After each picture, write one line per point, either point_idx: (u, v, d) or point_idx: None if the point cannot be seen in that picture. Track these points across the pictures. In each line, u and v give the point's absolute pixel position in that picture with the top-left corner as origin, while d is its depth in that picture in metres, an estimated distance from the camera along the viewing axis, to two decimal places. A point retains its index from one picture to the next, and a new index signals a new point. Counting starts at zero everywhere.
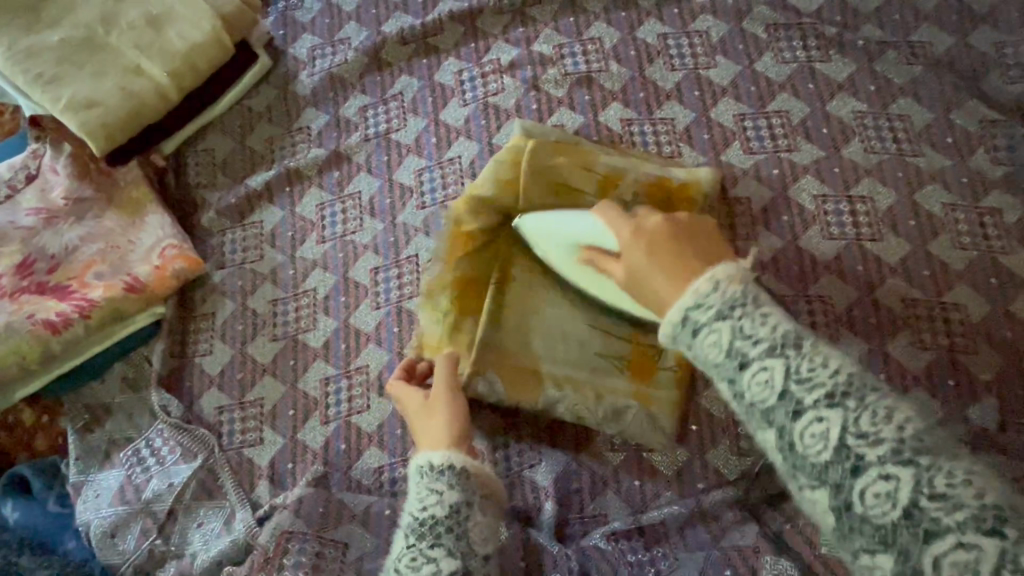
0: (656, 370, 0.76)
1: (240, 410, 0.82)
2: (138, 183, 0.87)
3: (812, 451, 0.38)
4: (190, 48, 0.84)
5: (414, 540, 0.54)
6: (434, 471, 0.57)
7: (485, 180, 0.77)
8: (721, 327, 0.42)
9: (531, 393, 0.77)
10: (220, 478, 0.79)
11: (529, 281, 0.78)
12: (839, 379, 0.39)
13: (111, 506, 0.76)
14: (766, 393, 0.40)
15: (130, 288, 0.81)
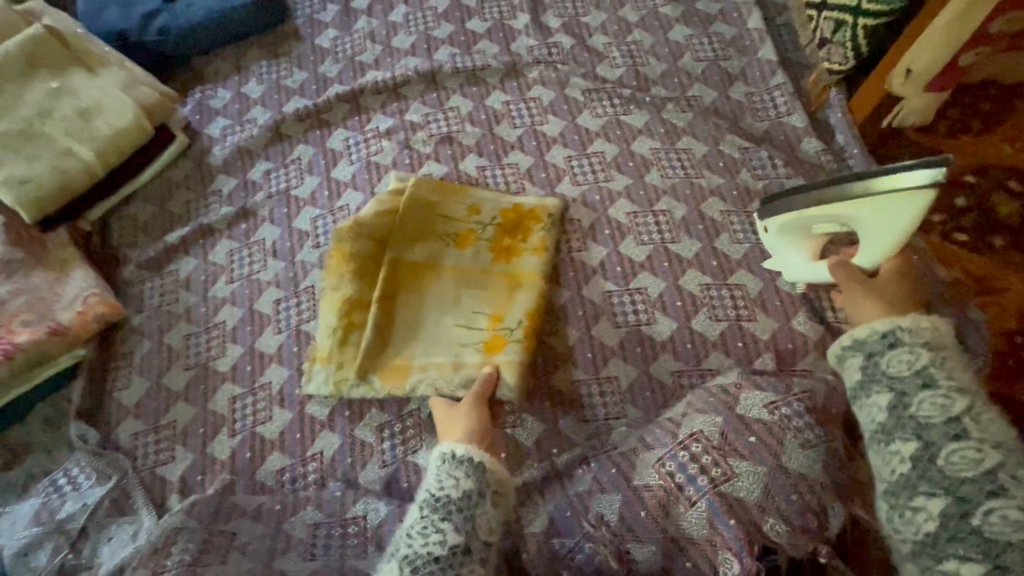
0: (506, 345, 0.91)
1: (155, 434, 0.93)
2: (64, 245, 1.00)
3: (898, 372, 0.66)
4: (114, 131, 1.02)
5: (432, 512, 0.71)
6: (456, 461, 0.74)
7: (375, 212, 0.98)
8: (918, 351, 0.66)
9: (402, 380, 0.90)
10: (133, 495, 0.87)
11: (409, 291, 0.95)
12: (944, 354, 0.66)
13: (26, 529, 0.83)
14: (903, 366, 0.66)
15: (54, 332, 0.92)
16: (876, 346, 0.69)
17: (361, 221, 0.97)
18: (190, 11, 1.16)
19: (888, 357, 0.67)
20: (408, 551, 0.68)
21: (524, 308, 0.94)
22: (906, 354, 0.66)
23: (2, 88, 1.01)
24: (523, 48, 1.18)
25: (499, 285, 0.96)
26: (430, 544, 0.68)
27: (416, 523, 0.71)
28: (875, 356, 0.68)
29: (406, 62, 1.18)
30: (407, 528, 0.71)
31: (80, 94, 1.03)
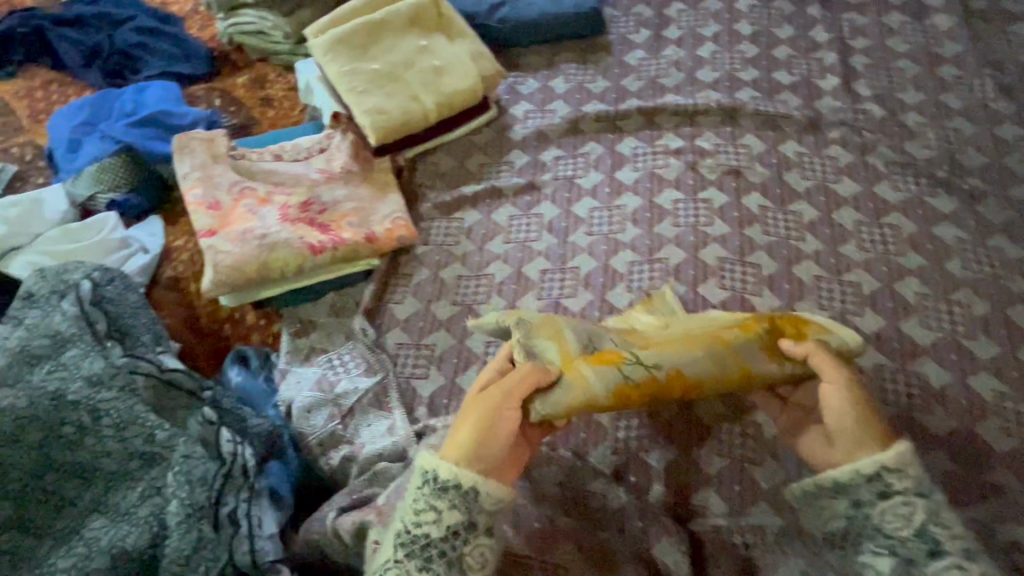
0: (608, 363, 0.76)
1: (415, 350, 1.03)
2: (386, 170, 1.17)
3: (898, 531, 0.65)
4: (456, 91, 1.18)
5: (409, 553, 0.66)
6: (438, 487, 0.67)
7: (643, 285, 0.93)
8: (914, 503, 0.65)
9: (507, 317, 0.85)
10: (390, 395, 0.97)
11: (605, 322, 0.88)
12: (942, 505, 0.65)
13: (310, 390, 0.96)
14: (900, 524, 0.65)
15: (368, 238, 1.07)
16: (863, 490, 0.67)
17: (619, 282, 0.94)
18: (529, 10, 1.32)
19: (878, 506, 0.66)
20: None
21: (695, 370, 0.75)
22: (906, 505, 0.65)
23: (383, 36, 1.21)
24: (828, 107, 1.19)
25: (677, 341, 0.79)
26: None
27: (388, 564, 0.66)
28: (864, 504, 0.67)
29: (707, 93, 1.23)
30: (380, 562, 0.67)
31: (438, 55, 1.21)
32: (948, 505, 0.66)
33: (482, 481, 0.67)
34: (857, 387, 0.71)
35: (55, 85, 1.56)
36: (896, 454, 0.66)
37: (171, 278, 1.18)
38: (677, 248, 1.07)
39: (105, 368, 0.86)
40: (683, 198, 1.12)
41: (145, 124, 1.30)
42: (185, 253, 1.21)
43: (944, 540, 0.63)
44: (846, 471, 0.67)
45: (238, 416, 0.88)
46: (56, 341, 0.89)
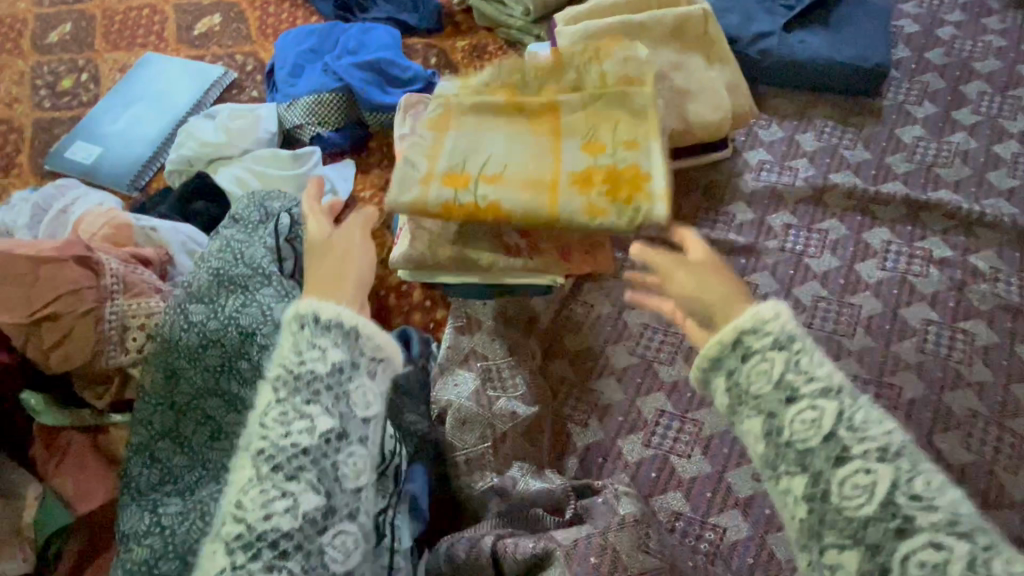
0: (482, 174, 0.95)
1: (579, 390, 0.95)
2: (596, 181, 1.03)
3: (806, 439, 0.51)
4: (698, 121, 1.06)
5: (291, 392, 0.56)
6: (319, 326, 0.57)
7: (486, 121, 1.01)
8: (774, 357, 0.53)
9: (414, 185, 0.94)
10: (543, 433, 0.89)
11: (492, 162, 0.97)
12: (845, 391, 0.52)
13: (467, 399, 0.90)
14: (762, 385, 0.53)
15: (564, 257, 0.99)
16: (731, 361, 0.56)
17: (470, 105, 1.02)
18: (801, 48, 1.15)
19: (744, 369, 0.55)
20: (265, 447, 0.55)
21: (529, 160, 0.97)
22: (765, 361, 0.54)
23: (635, 40, 1.09)
24: None
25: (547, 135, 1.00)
26: (295, 434, 0.55)
27: (272, 408, 0.56)
28: (735, 371, 0.55)
29: (995, 202, 1.02)
30: (259, 414, 0.57)
31: (689, 77, 1.08)
32: (813, 342, 0.55)
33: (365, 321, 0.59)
34: (704, 270, 0.83)
35: (287, 6, 1.60)
36: (757, 313, 0.55)
37: None
38: (915, 379, 0.90)
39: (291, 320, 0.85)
40: (936, 320, 0.94)
41: (364, 67, 1.26)
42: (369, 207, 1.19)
43: (802, 387, 0.52)
44: (706, 347, 0.57)
45: (398, 404, 0.89)
46: (256, 274, 0.89)
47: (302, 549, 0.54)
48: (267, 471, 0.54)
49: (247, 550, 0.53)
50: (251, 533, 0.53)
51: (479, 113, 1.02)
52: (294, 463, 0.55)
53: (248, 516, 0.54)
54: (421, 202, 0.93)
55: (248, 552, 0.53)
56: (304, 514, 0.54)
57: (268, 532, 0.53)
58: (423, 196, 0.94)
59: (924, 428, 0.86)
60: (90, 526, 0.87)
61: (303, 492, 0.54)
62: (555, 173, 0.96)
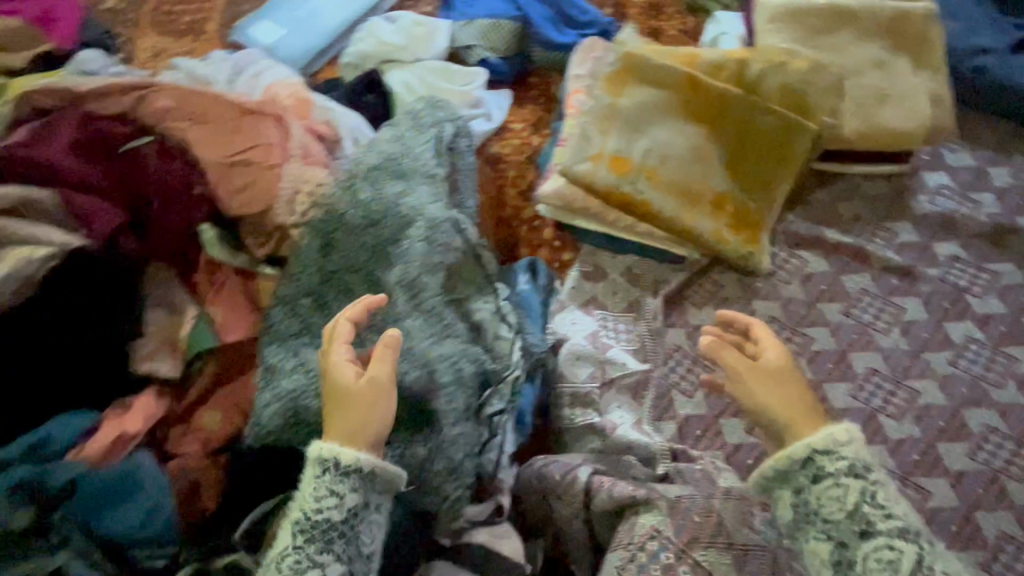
0: (632, 160, 0.97)
1: (691, 362, 0.94)
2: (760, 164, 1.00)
3: (834, 517, 0.62)
4: (889, 129, 0.99)
5: (307, 542, 0.62)
6: (337, 474, 0.64)
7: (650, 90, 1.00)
8: (849, 484, 0.61)
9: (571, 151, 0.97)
10: (646, 393, 0.89)
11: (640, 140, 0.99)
12: (880, 482, 0.62)
13: (583, 339, 0.92)
14: (836, 508, 0.62)
15: (714, 232, 0.97)
16: (799, 477, 0.64)
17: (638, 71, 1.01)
18: None
19: (815, 490, 0.63)
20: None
21: (678, 151, 0.98)
22: (838, 487, 0.62)
23: (841, 29, 1.03)
24: None
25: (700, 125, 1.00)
26: None
27: (286, 557, 0.62)
28: (804, 490, 0.64)
29: None
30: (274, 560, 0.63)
31: (891, 79, 1.00)
32: (888, 474, 0.63)
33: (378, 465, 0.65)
34: (770, 380, 0.68)
35: None
36: (835, 437, 0.63)
37: (496, 155, 1.18)
38: None
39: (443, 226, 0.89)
40: None
41: (546, 3, 1.27)
42: (516, 138, 1.21)
43: (879, 518, 0.60)
44: (778, 460, 0.64)
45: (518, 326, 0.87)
46: (415, 177, 0.94)
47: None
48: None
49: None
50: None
51: (650, 75, 1.00)
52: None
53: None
54: (591, 176, 0.95)
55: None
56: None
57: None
58: (592, 172, 0.95)
59: None
60: (232, 354, 0.98)
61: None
62: (704, 166, 0.99)
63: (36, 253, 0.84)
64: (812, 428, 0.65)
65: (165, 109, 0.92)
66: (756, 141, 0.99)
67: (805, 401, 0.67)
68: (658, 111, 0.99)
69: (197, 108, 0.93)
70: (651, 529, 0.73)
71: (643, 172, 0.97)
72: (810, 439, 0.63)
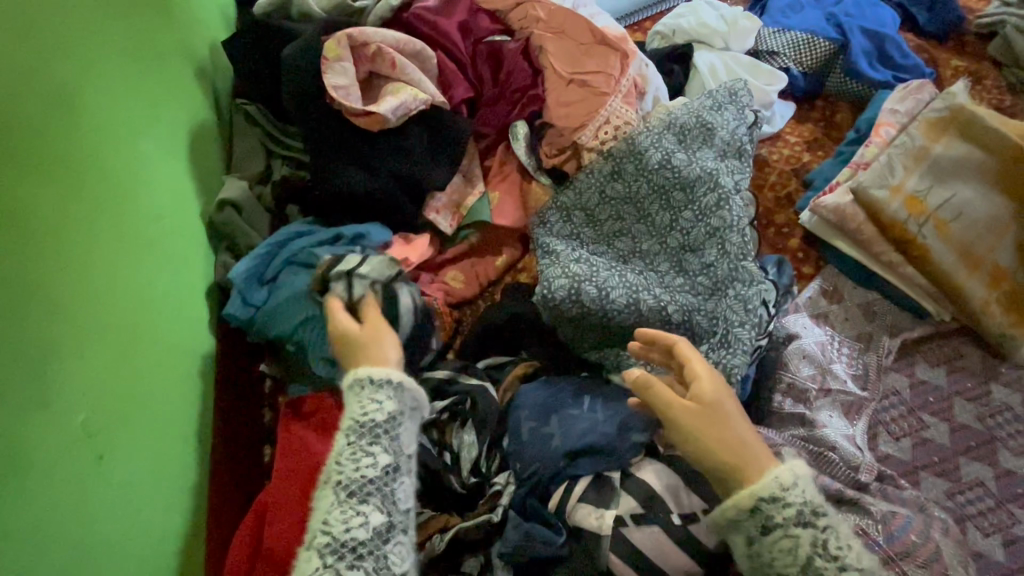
0: (926, 204, 0.99)
1: (905, 409, 0.94)
2: None
3: (788, 570, 0.61)
4: None
5: (357, 436, 0.69)
6: (372, 384, 0.71)
7: (974, 150, 1.00)
8: (799, 533, 0.61)
9: (868, 176, 1.01)
10: (858, 417, 0.91)
11: (944, 190, 0.99)
12: (829, 526, 0.62)
13: (813, 343, 0.96)
14: (789, 561, 0.61)
15: (980, 303, 0.96)
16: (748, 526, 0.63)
17: (968, 127, 1.01)
18: None
19: (766, 542, 0.62)
20: (340, 476, 0.67)
21: (978, 214, 0.98)
22: (789, 540, 0.61)
23: None
24: None
25: (1013, 197, 0.98)
26: (363, 468, 0.67)
27: (343, 450, 0.69)
28: (756, 541, 0.63)
29: None
30: (334, 451, 0.69)
31: None
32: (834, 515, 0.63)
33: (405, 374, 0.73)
34: (703, 416, 0.65)
35: None
36: (780, 482, 0.61)
37: (764, 157, 1.22)
38: None
39: (741, 198, 0.99)
40: None
41: (868, 36, 1.29)
42: (788, 149, 1.23)
43: (833, 573, 0.60)
44: (728, 511, 0.63)
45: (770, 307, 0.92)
46: (724, 146, 1.03)
47: (375, 552, 0.65)
48: (344, 496, 0.66)
49: (338, 554, 0.64)
50: (338, 541, 0.64)
51: (978, 133, 1.00)
52: (367, 491, 0.66)
53: (329, 531, 0.65)
54: (882, 205, 0.99)
55: (336, 554, 0.64)
56: (378, 529, 0.66)
57: (351, 539, 0.64)
58: (886, 202, 0.99)
59: None
60: (491, 233, 1.13)
61: (373, 511, 0.66)
62: (997, 237, 0.98)
63: (421, 96, 1.00)
64: (757, 470, 0.63)
65: (536, 19, 1.10)
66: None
67: (745, 437, 0.65)
68: (972, 169, 1.00)
69: (561, 23, 1.09)
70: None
71: (935, 219, 0.98)
72: (755, 489, 0.61)
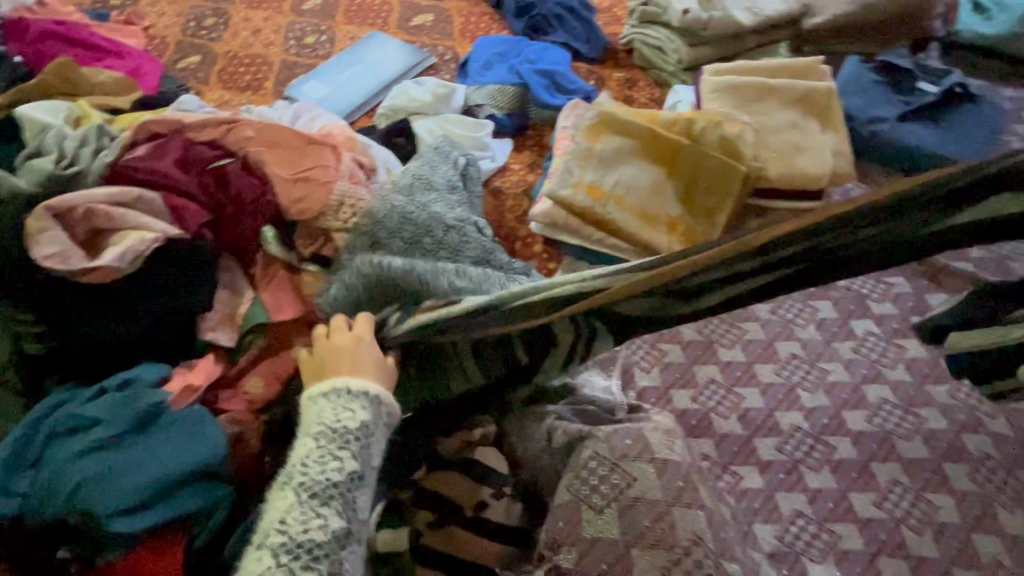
0: (601, 189, 1.26)
1: (648, 345, 1.16)
2: (704, 195, 1.26)
3: None
4: (805, 173, 1.28)
5: (329, 442, 0.76)
6: (349, 395, 0.78)
7: (620, 138, 1.29)
8: None
9: (555, 181, 1.27)
10: (612, 368, 1.12)
11: (608, 175, 1.27)
12: None
13: None
14: None
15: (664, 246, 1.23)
16: None
17: (610, 123, 1.30)
18: (909, 136, 1.35)
19: None
20: (303, 479, 0.74)
21: (637, 184, 1.27)
22: None
23: (766, 100, 1.34)
24: None
25: (656, 164, 1.28)
26: (329, 470, 0.74)
27: (309, 455, 0.75)
28: None
29: None
30: (298, 459, 0.75)
31: (805, 136, 1.30)
32: None
33: (384, 391, 0.81)
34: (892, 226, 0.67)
35: (487, 18, 2.02)
36: None
37: (497, 188, 1.44)
38: (940, 416, 1.04)
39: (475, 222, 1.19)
40: None
41: (542, 75, 1.62)
42: (515, 176, 1.48)
43: None
44: None
45: None
46: (445, 186, 1.23)
47: (331, 556, 0.70)
48: (305, 497, 0.72)
49: (293, 555, 0.68)
50: (294, 542, 0.69)
51: (619, 126, 1.30)
52: (328, 491, 0.73)
53: (288, 530, 0.70)
54: (570, 200, 1.24)
55: (292, 554, 0.68)
56: (335, 532, 0.71)
57: (309, 540, 0.69)
58: (572, 197, 1.24)
59: (937, 453, 1.00)
60: (275, 332, 1.19)
61: (333, 514, 0.72)
62: (657, 195, 1.27)
63: (147, 237, 1.06)
64: None
65: (247, 138, 1.23)
66: (703, 179, 1.26)
67: None
68: (624, 152, 1.29)
69: (272, 135, 1.23)
70: (592, 453, 0.82)
71: (612, 197, 1.25)
72: None
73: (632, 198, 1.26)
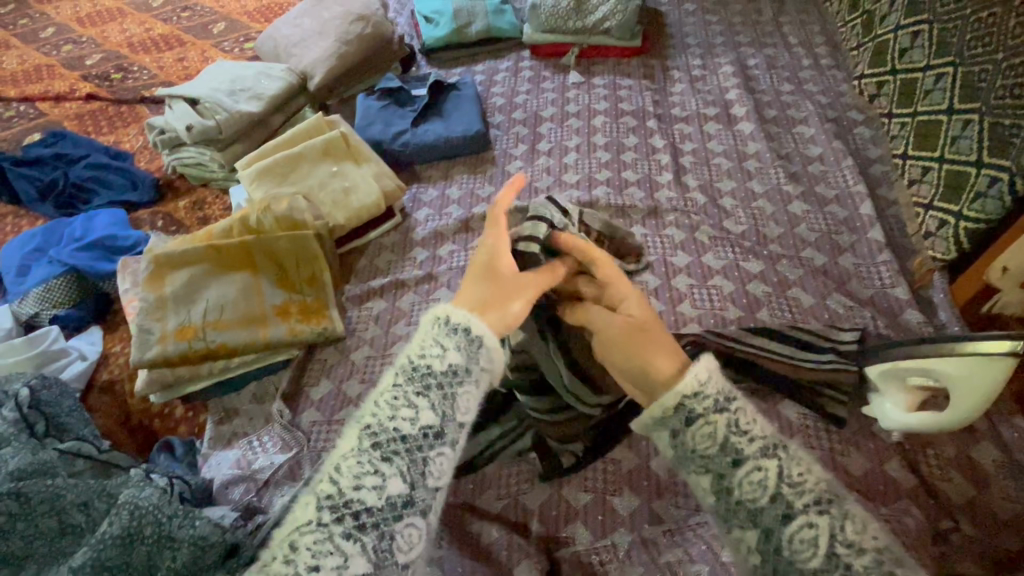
0: (194, 328, 1.21)
1: (327, 425, 1.18)
2: (299, 269, 1.30)
3: (757, 501, 0.58)
4: (363, 206, 1.44)
5: (371, 447, 0.58)
6: (449, 330, 0.65)
7: (186, 266, 1.26)
8: (716, 419, 0.61)
9: (140, 349, 1.18)
10: (303, 468, 1.11)
11: (191, 305, 1.24)
12: (785, 455, 0.60)
13: (229, 468, 1.11)
14: (762, 493, 0.58)
15: (287, 335, 1.24)
16: (722, 460, 0.60)
17: (169, 257, 1.25)
18: (426, 134, 1.63)
19: (736, 476, 0.59)
20: (372, 424, 0.59)
21: (228, 299, 1.25)
22: (756, 471, 0.59)
23: (300, 166, 1.47)
24: (665, 198, 1.48)
25: (235, 266, 1.28)
26: (364, 484, 0.56)
27: (386, 392, 0.61)
28: (725, 477, 0.60)
29: (570, 192, 1.52)
30: (377, 396, 0.62)
31: (347, 177, 1.46)
32: (762, 421, 0.62)
33: (489, 335, 0.65)
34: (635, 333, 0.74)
35: (8, 218, 1.73)
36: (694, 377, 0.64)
37: (107, 381, 1.30)
38: None
39: (56, 454, 1.00)
40: None
41: (88, 246, 1.42)
42: (121, 357, 1.34)
43: (744, 443, 0.60)
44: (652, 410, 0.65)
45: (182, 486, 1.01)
46: None
47: (382, 529, 0.56)
48: (368, 447, 0.58)
49: (339, 515, 0.55)
50: (342, 498, 0.56)
51: (179, 259, 1.25)
52: (393, 446, 0.58)
53: (339, 483, 0.56)
54: (161, 356, 1.18)
55: (335, 514, 0.55)
56: (394, 498, 0.56)
57: (358, 502, 0.56)
58: (161, 351, 1.18)
59: None
60: None
61: (394, 476, 0.57)
62: (257, 298, 1.26)
63: None
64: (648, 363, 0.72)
65: None
66: (283, 257, 1.29)
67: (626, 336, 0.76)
68: (197, 280, 1.26)
69: None
70: None
71: (206, 326, 1.22)
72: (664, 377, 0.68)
73: (230, 313, 1.24)
